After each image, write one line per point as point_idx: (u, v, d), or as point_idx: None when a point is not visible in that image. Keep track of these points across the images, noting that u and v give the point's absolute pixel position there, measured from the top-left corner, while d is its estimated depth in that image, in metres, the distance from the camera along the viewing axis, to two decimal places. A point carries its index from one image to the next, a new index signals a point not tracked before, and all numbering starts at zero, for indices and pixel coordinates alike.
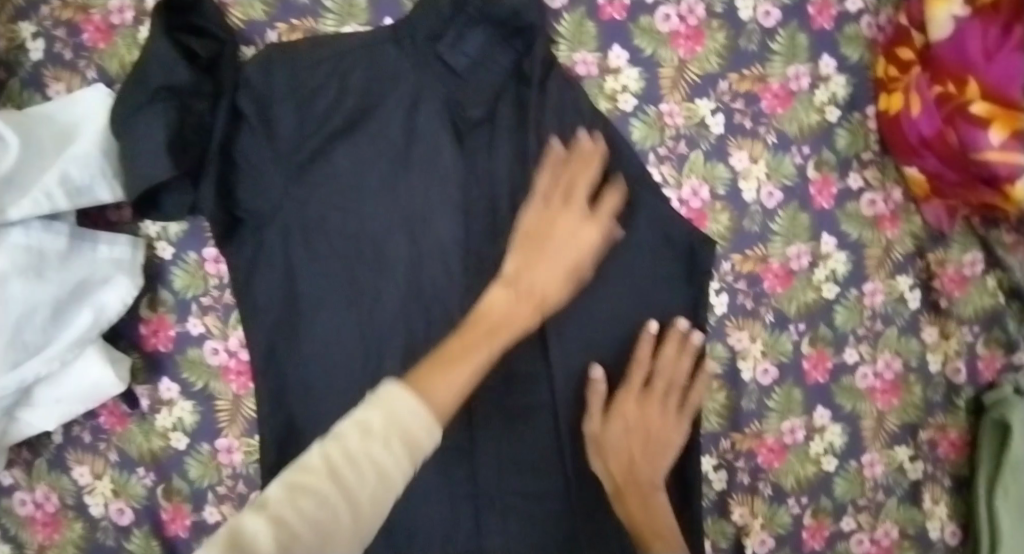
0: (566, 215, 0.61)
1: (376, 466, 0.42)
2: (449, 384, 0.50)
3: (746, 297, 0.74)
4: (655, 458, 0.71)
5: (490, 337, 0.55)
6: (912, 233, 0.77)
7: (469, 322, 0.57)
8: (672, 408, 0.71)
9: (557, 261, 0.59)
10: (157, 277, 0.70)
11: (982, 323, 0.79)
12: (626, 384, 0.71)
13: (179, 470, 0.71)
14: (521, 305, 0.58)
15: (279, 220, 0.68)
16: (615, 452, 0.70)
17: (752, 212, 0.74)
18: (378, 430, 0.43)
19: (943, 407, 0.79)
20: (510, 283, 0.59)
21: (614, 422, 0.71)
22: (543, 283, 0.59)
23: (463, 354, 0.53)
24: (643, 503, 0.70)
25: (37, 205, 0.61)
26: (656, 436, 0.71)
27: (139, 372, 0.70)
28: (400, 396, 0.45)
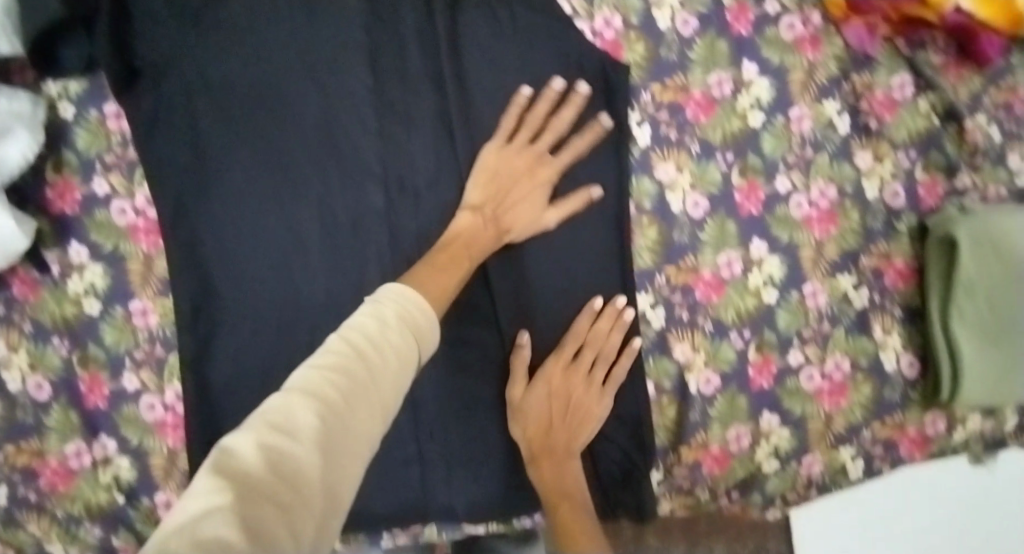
0: (524, 154, 0.68)
1: (395, 349, 0.45)
2: (439, 285, 0.59)
3: (670, 126, 0.73)
4: (577, 426, 0.71)
5: (468, 253, 0.65)
6: (835, 56, 0.75)
7: (444, 242, 0.65)
8: (596, 379, 0.71)
9: (519, 190, 0.68)
10: (59, 137, 0.68)
11: (917, 147, 0.77)
12: (555, 353, 0.71)
13: (95, 337, 0.69)
14: (487, 228, 0.67)
15: (178, 70, 0.67)
16: (534, 418, 0.71)
17: (668, 40, 0.73)
18: (392, 321, 0.47)
19: (884, 234, 0.77)
20: (476, 210, 0.67)
21: (537, 388, 0.71)
22: (511, 215, 0.68)
23: (448, 264, 0.62)
24: (557, 470, 0.70)
25: None
26: (578, 405, 0.71)
27: (48, 237, 0.68)
28: (405, 296, 0.50)
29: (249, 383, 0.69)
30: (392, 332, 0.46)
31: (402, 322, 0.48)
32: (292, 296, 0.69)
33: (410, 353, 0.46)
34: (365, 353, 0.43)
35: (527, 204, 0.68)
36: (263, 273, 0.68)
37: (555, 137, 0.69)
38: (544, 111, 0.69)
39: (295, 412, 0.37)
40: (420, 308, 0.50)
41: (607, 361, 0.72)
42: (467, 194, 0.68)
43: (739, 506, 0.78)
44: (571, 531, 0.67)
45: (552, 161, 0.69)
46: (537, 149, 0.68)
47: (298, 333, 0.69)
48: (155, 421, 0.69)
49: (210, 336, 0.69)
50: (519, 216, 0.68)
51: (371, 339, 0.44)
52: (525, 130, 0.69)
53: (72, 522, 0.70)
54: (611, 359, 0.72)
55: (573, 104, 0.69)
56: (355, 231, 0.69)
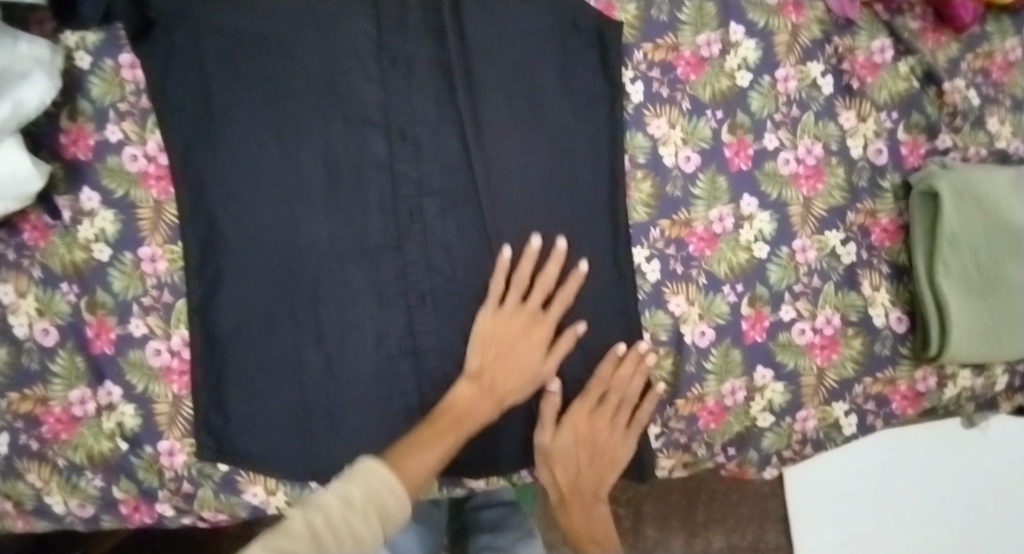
0: (530, 348, 0.70)
1: (352, 531, 0.50)
2: (421, 465, 0.62)
3: (661, 84, 0.76)
4: (601, 468, 0.74)
5: (457, 429, 0.67)
6: (817, 20, 0.79)
7: (436, 413, 0.68)
8: (620, 423, 0.74)
9: (516, 363, 0.70)
10: (75, 87, 0.70)
11: (900, 109, 0.80)
12: (580, 399, 0.73)
13: (103, 282, 0.70)
14: (485, 398, 0.69)
15: (188, 20, 0.70)
16: (563, 463, 0.73)
17: (658, 2, 0.76)
18: (358, 501, 0.53)
19: (869, 192, 0.79)
20: (474, 378, 0.69)
21: (564, 433, 0.72)
22: (506, 382, 0.70)
23: (430, 442, 0.65)
24: (585, 511, 0.75)
25: None
26: (603, 450, 0.74)
27: (59, 183, 0.70)
28: (375, 470, 0.57)
29: (252, 327, 0.70)
30: (355, 514, 0.52)
31: (365, 503, 0.54)
32: (295, 245, 0.70)
33: (368, 535, 0.52)
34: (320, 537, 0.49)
35: (522, 363, 0.70)
36: (266, 221, 0.70)
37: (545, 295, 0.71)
38: (529, 269, 0.70)
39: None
40: (389, 484, 0.56)
41: (628, 406, 0.74)
42: (467, 359, 0.70)
43: (736, 464, 0.80)
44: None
45: (545, 318, 0.71)
46: (530, 308, 0.71)
47: (302, 276, 0.70)
48: (161, 367, 0.70)
49: (215, 284, 0.70)
50: (512, 377, 0.70)
51: (330, 521, 0.50)
52: (515, 289, 0.71)
53: (72, 471, 0.70)
54: (633, 402, 0.74)
55: (556, 259, 0.70)
56: (358, 184, 0.72)
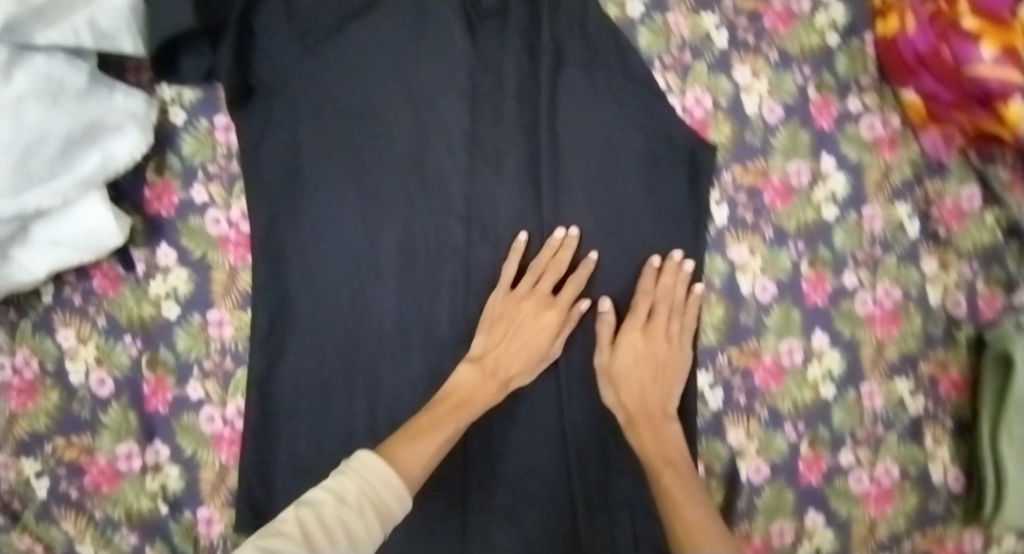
0: (532, 328, 0.68)
1: (345, 529, 0.47)
2: (415, 455, 0.58)
3: (747, 209, 0.75)
4: (667, 385, 0.70)
5: (457, 413, 0.63)
6: (910, 161, 0.77)
7: (437, 399, 0.64)
8: (673, 335, 0.71)
9: (521, 343, 0.67)
10: (167, 141, 0.70)
11: (981, 259, 0.79)
12: (631, 316, 0.70)
13: (168, 341, 0.70)
14: (487, 380, 0.66)
15: (291, 91, 0.70)
16: (627, 383, 0.69)
17: (753, 125, 0.75)
18: (351, 498, 0.50)
19: (943, 342, 0.79)
20: (477, 361, 0.67)
21: (622, 352, 0.69)
22: (508, 362, 0.67)
23: (427, 429, 0.61)
24: (655, 432, 0.67)
25: (64, 36, 0.61)
26: (664, 362, 0.70)
27: (137, 235, 0.70)
28: (371, 466, 0.54)
29: (308, 403, 0.69)
30: (350, 508, 0.49)
31: (360, 500, 0.50)
32: (362, 326, 0.70)
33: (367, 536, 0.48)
34: (310, 536, 0.46)
35: (529, 341, 0.68)
36: (338, 297, 0.70)
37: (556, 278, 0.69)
38: (545, 256, 0.70)
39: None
40: (386, 479, 0.53)
41: (679, 314, 0.71)
42: (472, 345, 0.68)
43: None
44: (669, 494, 0.62)
45: (556, 304, 0.69)
46: (540, 292, 0.69)
47: (365, 359, 0.69)
48: (212, 434, 0.70)
49: (278, 355, 0.69)
50: (516, 356, 0.67)
51: (323, 523, 0.47)
52: (528, 273, 0.70)
53: (108, 525, 0.69)
54: (683, 309, 0.71)
55: (567, 246, 0.70)
56: (432, 272, 0.71)
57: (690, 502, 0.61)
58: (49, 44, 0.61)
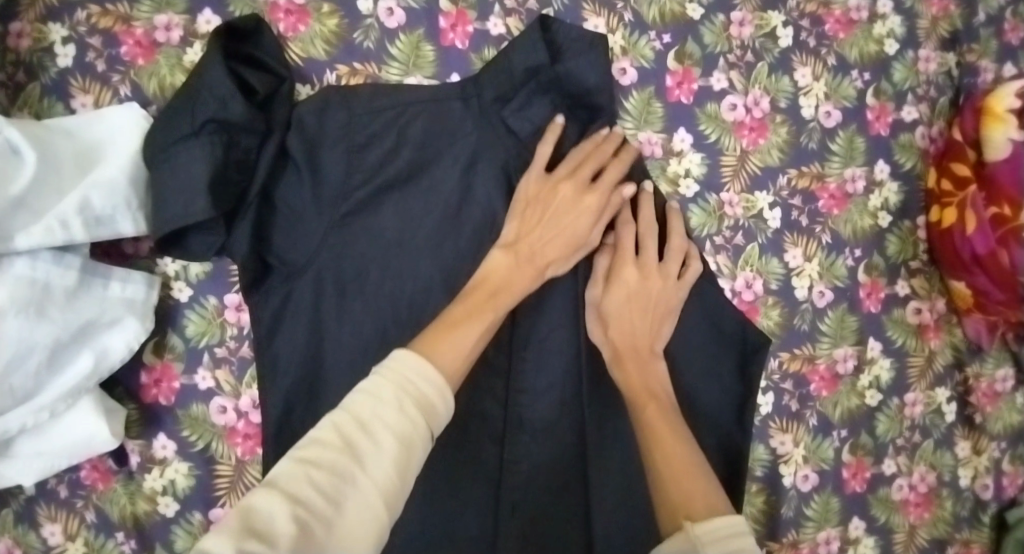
0: (567, 184, 0.64)
1: (390, 426, 0.43)
2: (454, 348, 0.53)
3: (792, 398, 0.72)
4: (655, 324, 0.66)
5: (494, 301, 0.59)
6: (952, 344, 0.77)
7: (472, 286, 0.60)
8: (671, 273, 0.66)
9: (556, 225, 0.64)
10: (168, 320, 0.63)
11: (1009, 439, 0.78)
12: (619, 253, 0.67)
13: (165, 540, 0.64)
14: (522, 266, 0.62)
15: (313, 272, 0.63)
16: (615, 319, 0.65)
17: (802, 310, 0.72)
18: (390, 395, 0.44)
19: (968, 522, 0.78)
20: (510, 248, 0.62)
21: (614, 289, 0.66)
22: (544, 246, 0.63)
23: (465, 319, 0.56)
24: (642, 368, 0.65)
25: (51, 234, 0.55)
26: (657, 301, 0.66)
27: (133, 425, 0.63)
28: (412, 363, 0.47)
29: None
30: (385, 405, 0.44)
31: (400, 397, 0.45)
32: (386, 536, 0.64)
33: (413, 433, 0.43)
34: (351, 439, 0.42)
35: (570, 226, 0.64)
36: None
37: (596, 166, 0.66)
38: (585, 149, 0.66)
39: (273, 516, 0.36)
40: (421, 371, 0.47)
41: (675, 254, 0.67)
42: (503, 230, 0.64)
43: None
44: (656, 433, 0.60)
45: (596, 188, 0.65)
46: (580, 176, 0.65)
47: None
48: None
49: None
50: (551, 239, 0.63)
51: (362, 423, 0.42)
52: (564, 162, 0.65)
53: None
54: (681, 250, 0.67)
55: (613, 139, 0.67)
56: (471, 460, 0.65)
57: (671, 436, 0.60)
58: (31, 245, 0.54)
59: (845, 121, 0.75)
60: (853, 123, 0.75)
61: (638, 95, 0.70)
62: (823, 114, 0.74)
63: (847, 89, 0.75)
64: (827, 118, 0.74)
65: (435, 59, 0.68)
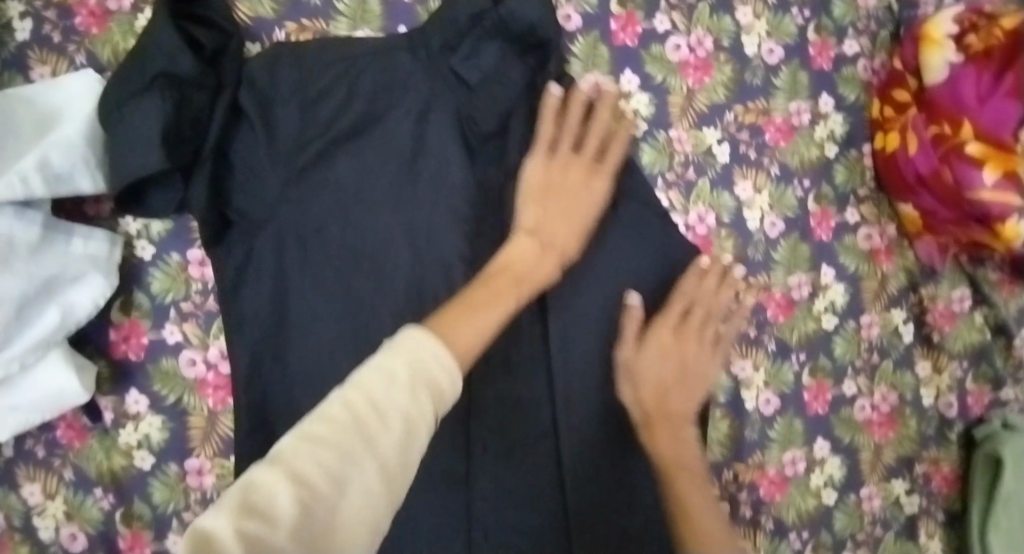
0: (574, 168, 0.65)
1: (400, 411, 0.41)
2: (473, 325, 0.52)
3: (750, 324, 0.74)
4: (693, 389, 0.69)
5: (519, 287, 0.58)
6: (906, 267, 0.79)
7: (496, 269, 0.58)
8: (710, 340, 0.70)
9: (567, 213, 0.64)
10: (133, 278, 0.65)
11: (970, 358, 0.81)
12: (659, 317, 0.68)
13: (143, 493, 0.65)
14: (544, 254, 0.62)
15: (273, 226, 0.65)
16: (648, 379, 0.67)
17: (756, 241, 0.75)
18: (402, 378, 0.42)
19: (935, 440, 0.80)
20: (531, 233, 0.62)
21: (647, 351, 0.67)
22: (561, 235, 0.63)
23: (495, 301, 0.55)
24: (673, 435, 0.67)
25: (12, 190, 0.56)
26: (693, 366, 0.69)
27: (104, 382, 0.64)
28: (426, 345, 0.45)
29: None
30: (398, 390, 0.41)
31: (411, 380, 0.42)
32: None
33: (419, 416, 0.42)
34: (361, 418, 0.39)
35: (580, 211, 0.65)
36: None
37: (598, 142, 0.67)
38: (575, 111, 0.67)
39: (277, 495, 0.34)
40: (440, 359, 0.45)
41: (718, 320, 0.70)
42: (519, 215, 0.63)
43: None
44: (685, 507, 0.63)
45: (601, 168, 0.67)
46: (585, 156, 0.66)
47: None
48: None
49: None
50: (565, 227, 0.64)
51: (372, 403, 0.40)
52: (564, 138, 0.66)
53: None
54: (723, 317, 0.71)
55: (579, 102, 0.67)
56: None
57: (704, 515, 0.63)
58: None
59: (787, 57, 0.77)
60: (795, 58, 0.77)
61: (584, 39, 0.73)
62: (765, 52, 0.76)
63: (788, 27, 0.77)
64: (770, 55, 0.76)
65: (381, 13, 0.70)
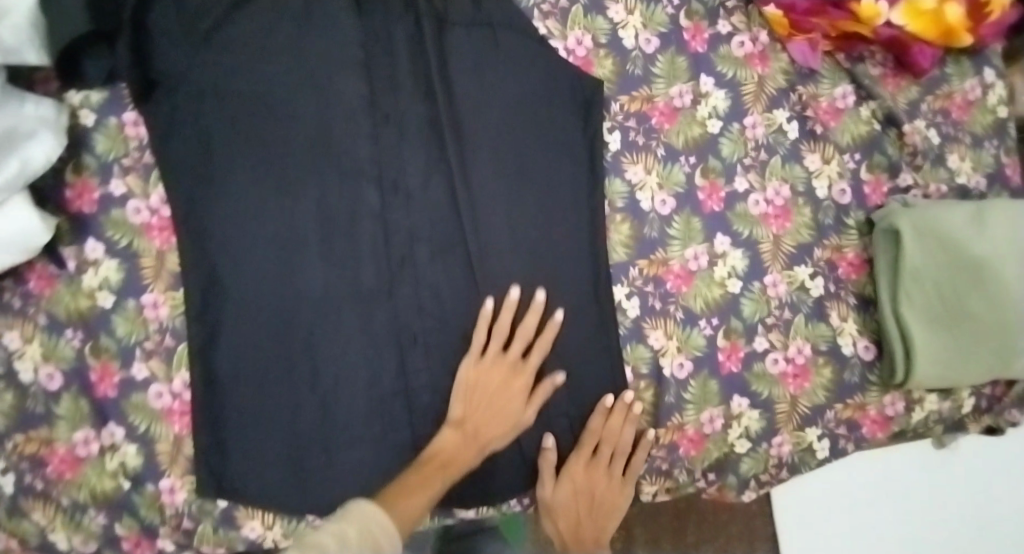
0: (496, 366, 0.74)
1: None
2: (414, 501, 0.65)
3: (637, 133, 0.81)
4: (602, 518, 0.78)
5: (448, 472, 0.69)
6: (782, 69, 0.84)
7: (422, 461, 0.69)
8: (615, 473, 0.78)
9: (495, 408, 0.73)
10: (79, 142, 0.74)
11: (862, 150, 0.85)
12: (576, 450, 0.77)
13: (107, 328, 0.72)
14: (468, 441, 0.71)
15: (189, 83, 0.73)
16: (563, 513, 0.76)
17: (633, 57, 0.82)
18: (354, 538, 0.54)
19: (835, 228, 0.85)
20: (458, 426, 0.71)
21: (562, 487, 0.76)
22: (487, 425, 0.72)
23: (420, 485, 0.66)
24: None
25: None
26: (600, 495, 0.78)
27: (65, 234, 0.72)
28: (369, 515, 0.57)
29: (250, 368, 0.72)
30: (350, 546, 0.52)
31: (360, 538, 0.54)
32: (291, 296, 0.73)
33: None
34: None
35: (506, 405, 0.73)
36: (263, 275, 0.73)
37: (525, 343, 0.74)
38: (508, 319, 0.74)
39: None
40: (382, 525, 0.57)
41: (624, 455, 0.78)
42: (449, 411, 0.72)
43: (716, 489, 0.85)
44: None
45: (525, 366, 0.74)
46: (509, 357, 0.74)
47: (296, 322, 0.73)
48: (163, 408, 0.72)
49: (223, 470, 0.72)
50: (493, 422, 0.73)
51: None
52: (495, 338, 0.74)
53: (76, 509, 0.71)
54: (627, 451, 0.78)
55: (535, 311, 0.74)
56: (354, 235, 0.75)
57: None
58: None
59: None
60: None
61: None
62: None
63: None
64: None
65: None
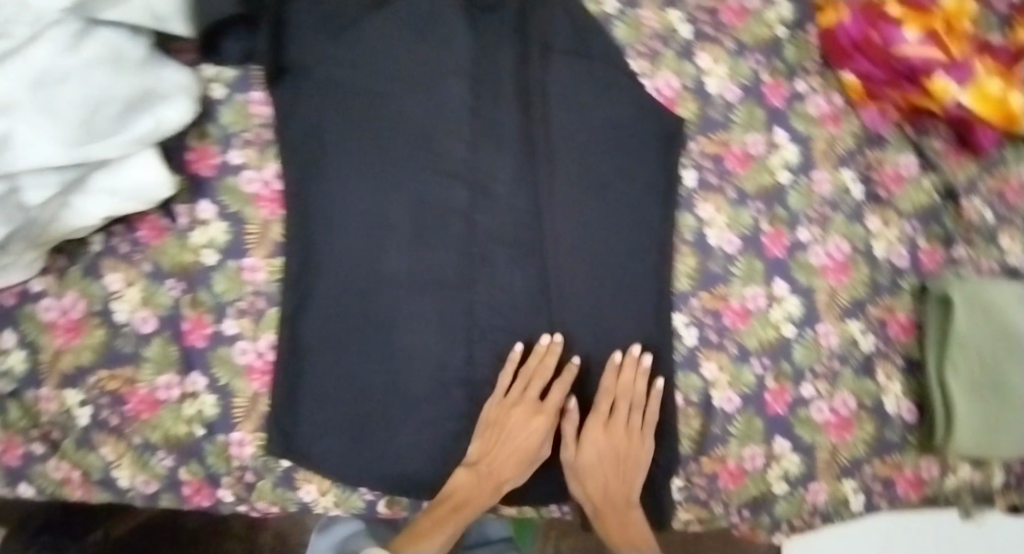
0: (517, 411, 0.78)
1: None
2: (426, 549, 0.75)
3: (712, 173, 0.87)
4: (626, 474, 0.81)
5: (456, 514, 0.77)
6: (852, 132, 0.90)
7: (440, 500, 0.77)
8: (634, 426, 0.81)
9: (511, 446, 0.78)
10: (207, 112, 0.80)
11: (921, 218, 0.90)
12: (594, 411, 0.81)
13: (207, 284, 0.77)
14: (482, 483, 0.78)
15: (314, 72, 0.80)
16: (592, 478, 0.81)
17: (715, 103, 0.88)
18: None
19: (889, 289, 0.89)
20: (472, 466, 0.78)
21: (586, 449, 0.80)
22: (503, 465, 0.78)
23: (431, 530, 0.76)
24: (622, 523, 0.81)
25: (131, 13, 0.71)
26: (623, 454, 0.81)
27: (182, 193, 0.78)
28: None
29: (331, 339, 0.77)
30: None
31: None
32: (377, 276, 0.78)
33: None
34: None
35: (526, 441, 0.78)
36: (353, 254, 0.78)
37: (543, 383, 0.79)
38: (534, 365, 0.79)
39: None
40: None
41: (640, 407, 0.81)
42: (469, 449, 0.79)
43: (749, 526, 0.87)
44: None
45: (543, 409, 0.79)
46: (529, 399, 0.78)
47: (377, 301, 0.78)
48: (245, 365, 0.77)
49: (292, 431, 0.77)
50: (507, 460, 0.78)
51: None
52: (517, 385, 0.79)
53: (147, 449, 0.76)
54: (643, 403, 0.81)
55: (552, 353, 0.79)
56: (442, 228, 0.80)
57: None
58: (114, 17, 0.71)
59: None
60: None
61: None
62: None
63: None
64: None
65: None
